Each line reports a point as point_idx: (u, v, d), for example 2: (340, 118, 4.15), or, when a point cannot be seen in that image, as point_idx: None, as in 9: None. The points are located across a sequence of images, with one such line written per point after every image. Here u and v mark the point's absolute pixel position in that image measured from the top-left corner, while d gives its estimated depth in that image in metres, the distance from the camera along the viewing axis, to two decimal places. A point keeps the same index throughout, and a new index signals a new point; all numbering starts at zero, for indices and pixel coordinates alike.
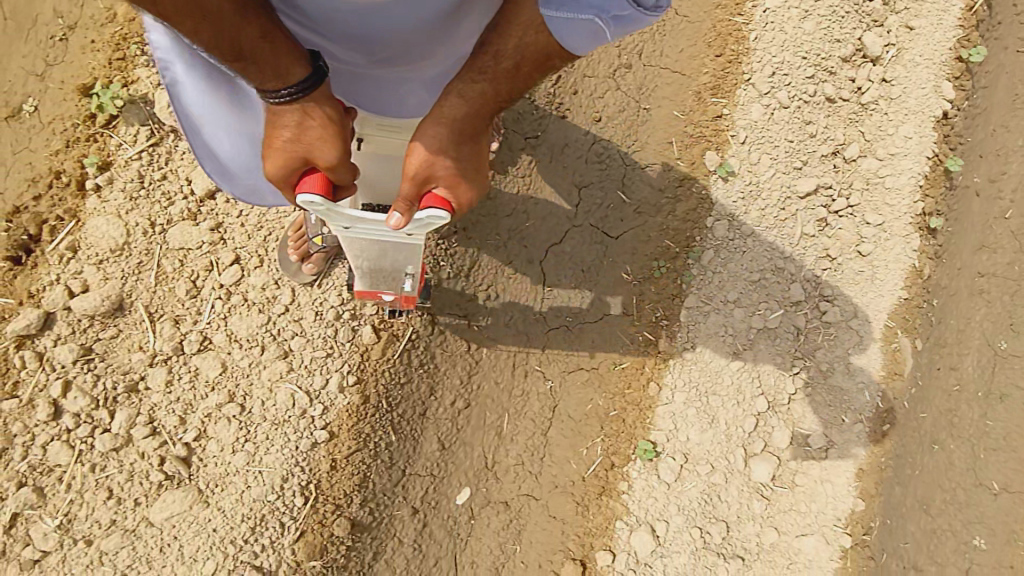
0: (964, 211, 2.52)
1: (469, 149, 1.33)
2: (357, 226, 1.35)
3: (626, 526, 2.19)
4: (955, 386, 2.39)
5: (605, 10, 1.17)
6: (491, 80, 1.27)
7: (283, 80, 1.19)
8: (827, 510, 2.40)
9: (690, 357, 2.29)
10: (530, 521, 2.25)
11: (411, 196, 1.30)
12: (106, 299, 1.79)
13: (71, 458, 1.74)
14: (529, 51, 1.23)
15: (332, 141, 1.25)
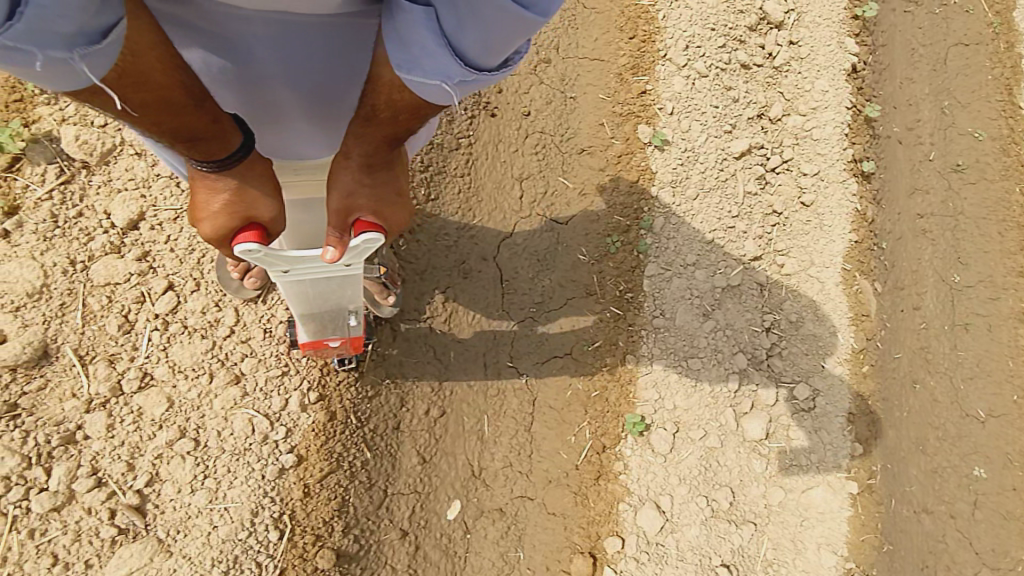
0: (891, 158, 2.74)
1: (385, 175, 1.25)
2: (297, 267, 1.30)
3: (631, 506, 2.10)
4: (921, 325, 2.56)
5: (452, 76, 1.02)
6: (378, 126, 1.15)
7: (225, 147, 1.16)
8: (826, 460, 2.38)
9: (661, 323, 2.27)
10: (529, 524, 2.12)
11: (338, 229, 1.26)
12: (28, 346, 1.67)
13: (4, 526, 1.57)
14: (400, 106, 1.10)
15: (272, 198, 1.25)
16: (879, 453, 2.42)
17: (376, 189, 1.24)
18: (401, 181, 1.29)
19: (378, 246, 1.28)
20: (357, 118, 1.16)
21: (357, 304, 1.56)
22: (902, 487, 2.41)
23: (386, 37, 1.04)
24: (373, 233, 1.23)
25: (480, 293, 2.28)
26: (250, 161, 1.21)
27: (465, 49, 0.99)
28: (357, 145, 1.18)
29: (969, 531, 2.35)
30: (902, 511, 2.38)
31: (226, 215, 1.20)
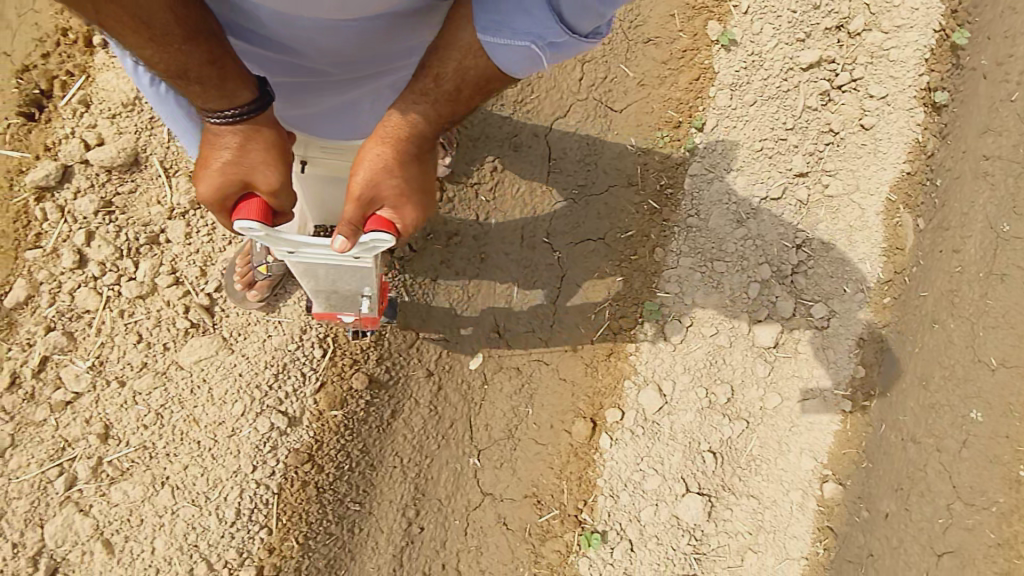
0: (970, 93, 2.55)
1: (416, 171, 1.33)
2: (303, 247, 1.34)
3: (634, 385, 2.29)
4: (958, 268, 2.46)
5: (543, 37, 1.16)
6: (432, 102, 1.26)
7: (229, 97, 1.23)
8: (830, 375, 2.50)
9: (694, 223, 2.36)
10: (541, 385, 2.36)
11: (354, 219, 1.32)
12: (121, 152, 1.88)
13: (99, 303, 1.86)
14: (469, 76, 1.23)
15: (273, 165, 1.30)
16: (881, 380, 2.50)
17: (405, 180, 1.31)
18: (426, 180, 1.38)
19: (389, 246, 1.34)
20: (411, 92, 1.27)
21: (371, 291, 1.62)
22: (895, 415, 2.47)
23: (475, 4, 1.16)
24: (385, 234, 1.30)
25: (527, 169, 2.40)
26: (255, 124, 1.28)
27: (564, 11, 1.13)
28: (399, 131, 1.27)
29: (951, 465, 2.35)
30: (890, 439, 2.46)
31: (226, 173, 1.28)
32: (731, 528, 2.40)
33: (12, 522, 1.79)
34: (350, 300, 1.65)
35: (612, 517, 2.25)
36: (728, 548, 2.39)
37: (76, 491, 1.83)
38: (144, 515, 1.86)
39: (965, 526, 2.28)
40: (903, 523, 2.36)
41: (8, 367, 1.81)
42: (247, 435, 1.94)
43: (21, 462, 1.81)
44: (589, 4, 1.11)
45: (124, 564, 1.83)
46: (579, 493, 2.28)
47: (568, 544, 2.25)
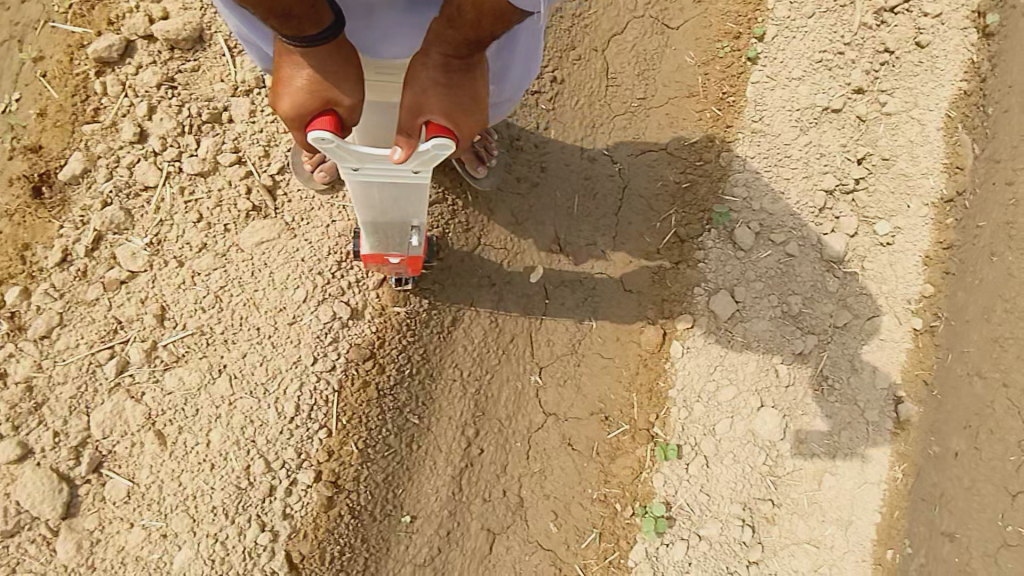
0: (1013, 28, 2.48)
1: (464, 79, 1.22)
2: (365, 165, 1.28)
3: (705, 290, 2.22)
4: (1012, 202, 2.31)
5: None
6: (458, 28, 1.13)
7: (317, 23, 1.12)
8: (898, 291, 2.43)
9: (759, 130, 2.32)
10: (606, 297, 2.26)
11: (407, 128, 1.23)
12: (186, 27, 1.90)
13: (159, 178, 1.83)
14: (485, 8, 1.09)
15: (352, 83, 1.21)
16: (948, 304, 2.40)
17: (451, 91, 1.21)
18: (478, 88, 1.25)
19: (448, 153, 1.24)
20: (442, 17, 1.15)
21: (420, 221, 1.58)
22: (958, 349, 2.33)
23: None
24: (444, 136, 1.20)
25: (586, 81, 2.39)
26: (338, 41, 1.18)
27: None
28: (436, 44, 1.17)
29: None
30: (954, 372, 2.32)
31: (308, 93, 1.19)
32: (810, 452, 2.31)
33: (59, 407, 1.68)
34: (398, 233, 1.63)
35: (686, 431, 2.16)
36: (802, 475, 2.31)
37: (127, 377, 1.73)
38: (199, 405, 1.76)
39: None
40: (973, 462, 2.20)
41: (61, 245, 1.75)
42: (308, 323, 1.86)
43: (69, 343, 1.71)
44: None
45: (178, 455, 1.74)
46: (650, 406, 2.20)
47: (640, 460, 2.17)
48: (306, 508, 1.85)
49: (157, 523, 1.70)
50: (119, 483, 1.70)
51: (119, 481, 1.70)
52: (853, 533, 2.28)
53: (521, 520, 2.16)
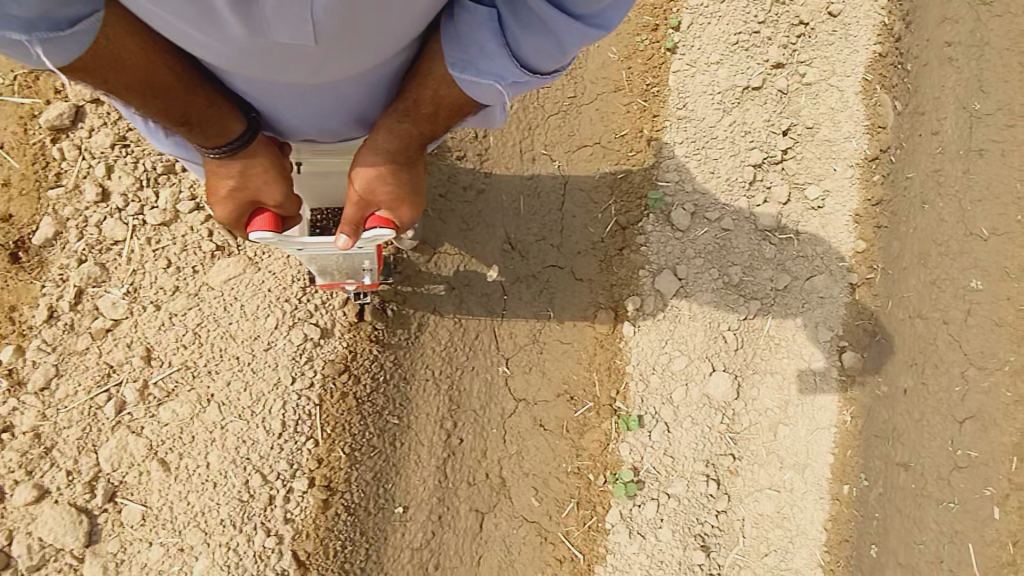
0: None
1: (406, 174, 1.49)
2: (309, 245, 1.61)
3: (649, 273, 2.39)
4: (937, 151, 2.54)
5: (505, 77, 1.27)
6: (414, 122, 1.41)
7: (226, 134, 1.36)
8: (831, 251, 2.62)
9: (683, 117, 2.48)
10: (560, 287, 2.44)
11: (353, 211, 1.51)
12: None
13: (126, 231, 1.99)
14: (442, 104, 1.36)
15: (275, 181, 1.46)
16: (883, 256, 2.60)
17: (395, 182, 1.48)
18: (417, 178, 1.54)
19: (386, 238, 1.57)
20: (398, 113, 1.41)
21: (370, 264, 1.81)
22: (899, 294, 2.55)
23: (443, 40, 1.27)
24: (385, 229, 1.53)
25: None
26: (252, 147, 1.42)
27: (521, 54, 1.23)
28: (386, 144, 1.43)
29: (960, 335, 2.43)
30: (896, 315, 2.55)
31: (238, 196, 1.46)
32: (762, 407, 2.52)
33: (68, 449, 1.87)
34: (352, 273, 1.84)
35: (645, 401, 2.36)
36: (761, 427, 2.51)
37: (125, 415, 1.91)
38: (195, 433, 1.95)
39: (982, 390, 2.37)
40: (922, 396, 2.45)
41: (45, 303, 1.90)
42: (282, 347, 2.05)
43: (68, 392, 1.88)
44: (544, 49, 1.22)
45: (182, 478, 1.93)
46: (609, 382, 2.38)
47: (605, 433, 2.36)
48: (305, 511, 2.07)
49: (173, 539, 1.92)
50: (134, 508, 1.90)
51: (134, 506, 1.90)
52: (810, 475, 2.52)
53: (506, 498, 2.39)
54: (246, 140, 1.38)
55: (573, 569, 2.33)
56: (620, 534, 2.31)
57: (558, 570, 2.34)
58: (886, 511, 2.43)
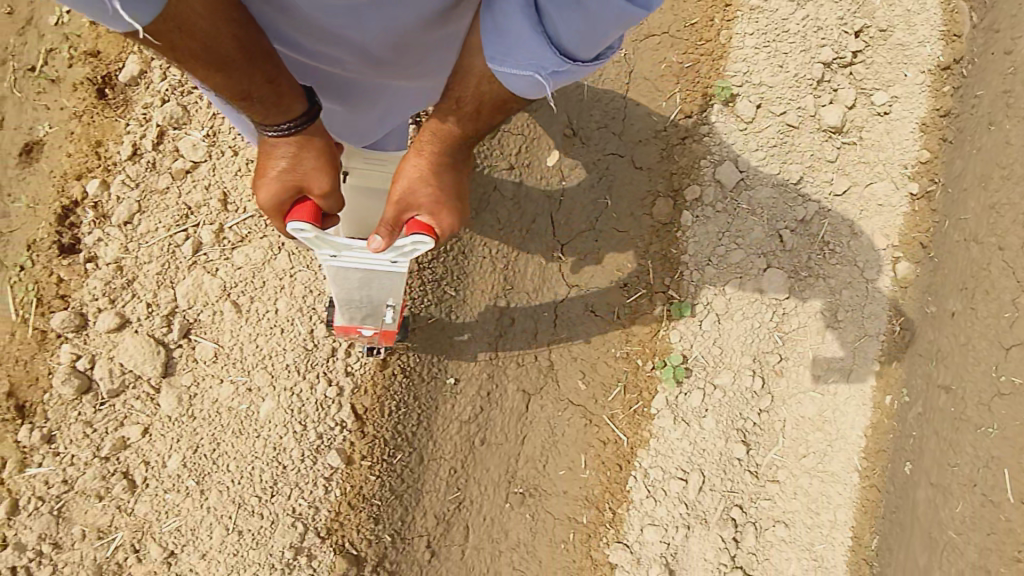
0: None
1: (450, 178, 1.48)
2: (343, 252, 1.51)
3: (711, 162, 2.40)
4: (1010, 69, 2.38)
5: (544, 67, 1.25)
6: (458, 120, 1.40)
7: (287, 113, 1.35)
8: (894, 159, 2.58)
9: (756, 8, 2.47)
10: (619, 175, 2.47)
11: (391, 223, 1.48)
12: None
13: None
14: (486, 98, 1.36)
15: (324, 171, 1.43)
16: (942, 173, 2.56)
17: (437, 186, 1.46)
18: (461, 187, 1.51)
19: (426, 247, 1.49)
20: (443, 109, 1.41)
21: (395, 301, 1.73)
22: (957, 217, 2.47)
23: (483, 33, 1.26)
24: (424, 233, 1.45)
25: None
26: (309, 133, 1.41)
27: (560, 43, 1.22)
28: (429, 140, 1.44)
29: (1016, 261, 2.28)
30: (951, 239, 2.48)
31: (283, 181, 1.41)
32: (813, 310, 2.51)
33: (148, 283, 1.96)
34: (373, 310, 1.77)
35: (698, 291, 2.38)
36: (808, 330, 2.50)
37: (202, 255, 2.00)
38: (266, 278, 2.03)
39: None
40: (969, 320, 2.35)
41: (129, 140, 2.01)
42: None
43: (149, 227, 1.97)
44: (586, 33, 1.19)
45: (253, 321, 2.02)
46: (664, 270, 2.40)
47: (657, 318, 2.39)
48: (365, 368, 2.15)
49: (242, 378, 2.01)
50: (206, 345, 1.99)
51: (206, 344, 1.99)
52: (854, 380, 2.53)
53: (552, 381, 2.46)
54: (304, 123, 1.36)
55: (616, 451, 2.39)
56: (665, 419, 2.36)
57: (602, 451, 2.40)
58: (924, 430, 2.41)
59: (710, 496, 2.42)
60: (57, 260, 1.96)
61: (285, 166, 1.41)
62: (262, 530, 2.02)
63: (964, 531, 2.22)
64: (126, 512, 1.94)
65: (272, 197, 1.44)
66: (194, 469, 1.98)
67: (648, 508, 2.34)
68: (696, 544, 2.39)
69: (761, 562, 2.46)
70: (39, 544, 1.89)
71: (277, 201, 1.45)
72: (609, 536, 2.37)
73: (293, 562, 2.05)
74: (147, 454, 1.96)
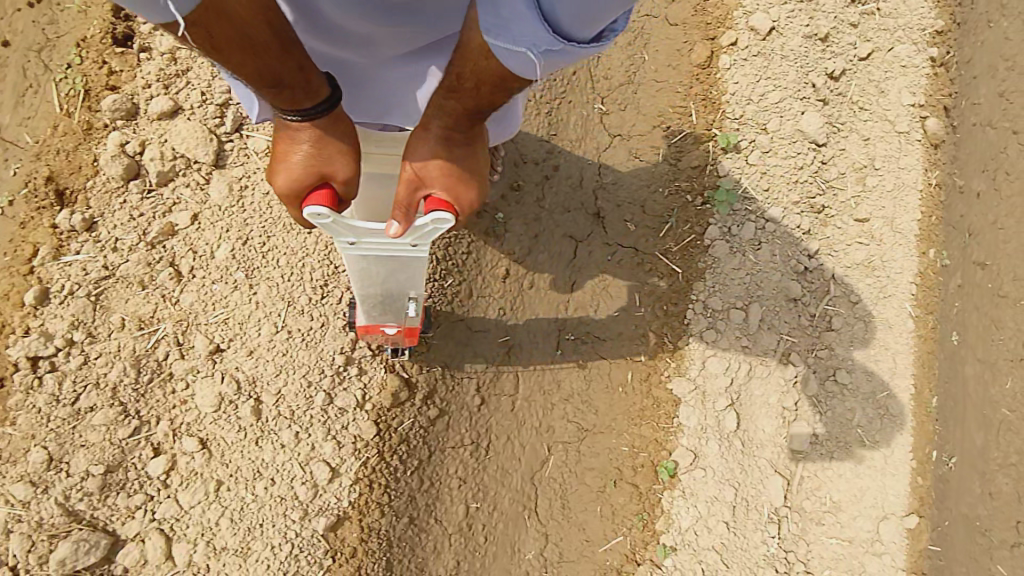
0: None
1: (464, 153, 1.32)
2: (364, 237, 1.34)
3: (744, 14, 2.55)
4: None
5: (538, 44, 1.04)
6: (458, 98, 1.22)
7: (312, 96, 1.23)
8: (913, 24, 2.72)
9: None
10: (652, 35, 2.61)
11: (405, 203, 1.31)
12: None
13: None
14: (485, 76, 1.14)
15: (348, 157, 1.31)
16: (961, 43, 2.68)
17: (450, 162, 1.30)
18: (477, 163, 1.35)
19: (447, 227, 1.32)
20: (444, 89, 1.23)
21: (418, 292, 1.58)
22: (969, 101, 2.59)
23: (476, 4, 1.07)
24: (444, 211, 1.29)
25: None
26: (334, 116, 1.28)
27: (558, 18, 1.00)
28: (437, 117, 1.26)
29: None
30: (967, 122, 2.57)
31: (306, 168, 1.29)
32: (851, 161, 2.56)
33: (202, 73, 2.01)
34: (395, 302, 1.62)
35: (742, 128, 2.46)
36: (848, 180, 2.54)
37: None
38: None
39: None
40: (995, 200, 2.41)
41: None
42: None
43: None
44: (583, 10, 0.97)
45: None
46: (706, 111, 2.49)
47: (705, 153, 2.43)
48: None
49: None
50: (259, 139, 2.01)
51: (259, 138, 2.01)
52: (900, 229, 2.52)
53: (600, 228, 2.44)
54: (329, 108, 1.25)
55: (673, 283, 2.37)
56: (721, 249, 2.36)
57: (658, 286, 2.38)
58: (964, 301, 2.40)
59: (769, 336, 2.34)
60: (110, 50, 2.00)
61: (308, 158, 1.28)
62: (312, 331, 1.93)
63: (1017, 407, 2.19)
64: (171, 302, 1.87)
65: (292, 190, 1.30)
66: (243, 261, 1.92)
67: (711, 339, 2.29)
68: (758, 387, 2.30)
69: (827, 412, 2.35)
70: (70, 332, 1.78)
71: (297, 195, 1.31)
72: (670, 369, 2.28)
73: (343, 371, 1.96)
74: (194, 243, 1.91)
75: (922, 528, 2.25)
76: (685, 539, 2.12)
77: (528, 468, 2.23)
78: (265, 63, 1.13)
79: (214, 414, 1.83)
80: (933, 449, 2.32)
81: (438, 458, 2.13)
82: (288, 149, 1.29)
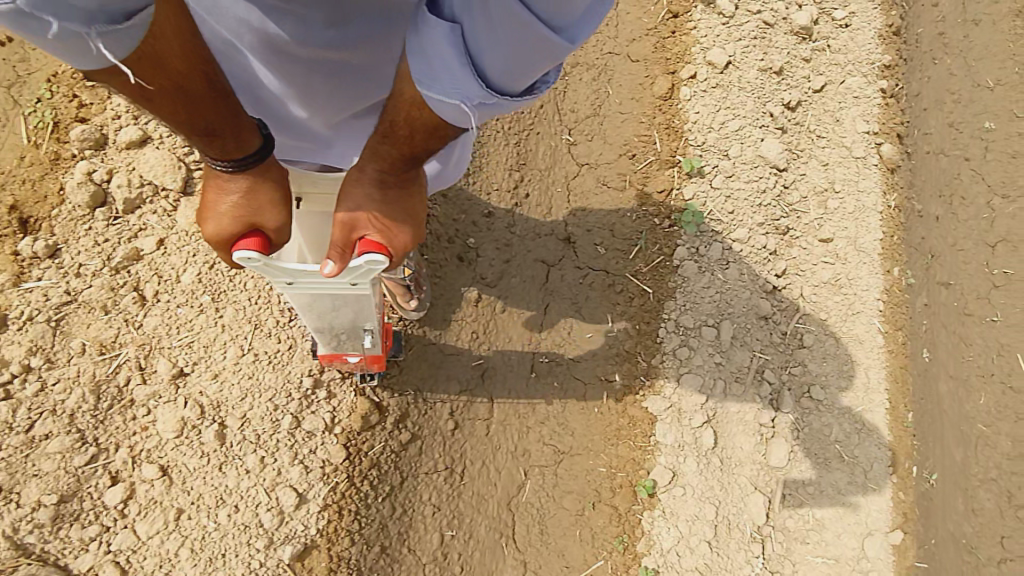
0: None
1: (399, 193, 1.21)
2: (300, 278, 1.27)
3: (701, 49, 2.68)
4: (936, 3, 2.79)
5: (471, 95, 1.01)
6: (394, 143, 1.13)
7: (242, 147, 1.19)
8: (860, 57, 2.84)
9: None
10: (615, 70, 2.72)
11: (339, 247, 1.21)
12: None
13: None
14: (419, 125, 1.09)
15: (280, 205, 1.26)
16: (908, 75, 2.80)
17: (383, 202, 1.20)
18: (414, 203, 1.25)
19: (381, 267, 1.22)
20: (377, 133, 1.15)
21: (372, 322, 1.54)
22: (922, 131, 2.67)
23: (408, 54, 1.03)
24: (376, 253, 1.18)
25: None
26: (266, 164, 1.25)
27: (489, 70, 0.98)
28: (371, 159, 1.17)
29: (981, 169, 2.46)
30: (921, 151, 2.65)
31: (233, 216, 1.23)
32: (811, 185, 2.64)
33: None
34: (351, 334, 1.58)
35: (704, 154, 2.54)
36: (809, 203, 2.61)
37: None
38: None
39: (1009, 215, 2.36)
40: (949, 223, 2.47)
41: None
42: None
43: None
44: (515, 62, 0.95)
45: None
46: (670, 138, 2.58)
47: (670, 178, 2.52)
48: None
49: None
50: None
51: None
52: (863, 250, 2.57)
53: (571, 252, 2.47)
54: (261, 158, 1.21)
55: (644, 304, 2.39)
56: (689, 270, 2.40)
57: (630, 305, 2.40)
58: (931, 321, 2.42)
59: (742, 353, 2.35)
60: (80, 85, 2.05)
61: (237, 204, 1.23)
62: (279, 353, 1.92)
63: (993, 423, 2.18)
64: (134, 326, 1.85)
65: (219, 238, 1.24)
66: (210, 285, 1.93)
67: (685, 357, 2.30)
68: (734, 405, 2.29)
69: (803, 430, 2.33)
70: (28, 358, 1.75)
71: (225, 243, 1.25)
72: (644, 389, 2.28)
73: (311, 395, 1.92)
74: (160, 268, 1.92)
75: (907, 545, 2.21)
76: (666, 560, 2.08)
77: (505, 493, 2.17)
78: (200, 114, 1.11)
79: (175, 440, 1.78)
80: (913, 465, 2.30)
81: (412, 484, 2.07)
82: (215, 196, 1.24)
